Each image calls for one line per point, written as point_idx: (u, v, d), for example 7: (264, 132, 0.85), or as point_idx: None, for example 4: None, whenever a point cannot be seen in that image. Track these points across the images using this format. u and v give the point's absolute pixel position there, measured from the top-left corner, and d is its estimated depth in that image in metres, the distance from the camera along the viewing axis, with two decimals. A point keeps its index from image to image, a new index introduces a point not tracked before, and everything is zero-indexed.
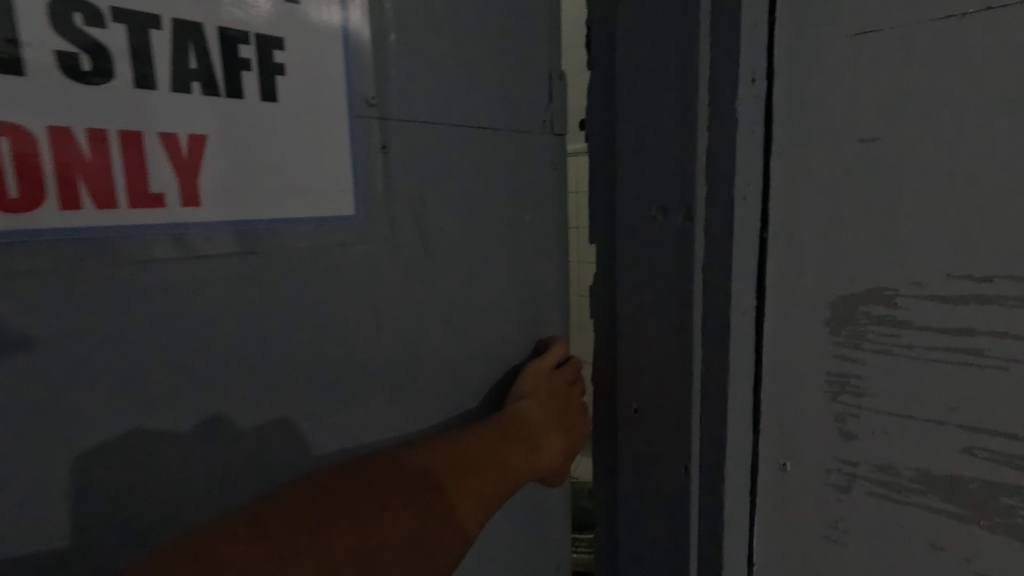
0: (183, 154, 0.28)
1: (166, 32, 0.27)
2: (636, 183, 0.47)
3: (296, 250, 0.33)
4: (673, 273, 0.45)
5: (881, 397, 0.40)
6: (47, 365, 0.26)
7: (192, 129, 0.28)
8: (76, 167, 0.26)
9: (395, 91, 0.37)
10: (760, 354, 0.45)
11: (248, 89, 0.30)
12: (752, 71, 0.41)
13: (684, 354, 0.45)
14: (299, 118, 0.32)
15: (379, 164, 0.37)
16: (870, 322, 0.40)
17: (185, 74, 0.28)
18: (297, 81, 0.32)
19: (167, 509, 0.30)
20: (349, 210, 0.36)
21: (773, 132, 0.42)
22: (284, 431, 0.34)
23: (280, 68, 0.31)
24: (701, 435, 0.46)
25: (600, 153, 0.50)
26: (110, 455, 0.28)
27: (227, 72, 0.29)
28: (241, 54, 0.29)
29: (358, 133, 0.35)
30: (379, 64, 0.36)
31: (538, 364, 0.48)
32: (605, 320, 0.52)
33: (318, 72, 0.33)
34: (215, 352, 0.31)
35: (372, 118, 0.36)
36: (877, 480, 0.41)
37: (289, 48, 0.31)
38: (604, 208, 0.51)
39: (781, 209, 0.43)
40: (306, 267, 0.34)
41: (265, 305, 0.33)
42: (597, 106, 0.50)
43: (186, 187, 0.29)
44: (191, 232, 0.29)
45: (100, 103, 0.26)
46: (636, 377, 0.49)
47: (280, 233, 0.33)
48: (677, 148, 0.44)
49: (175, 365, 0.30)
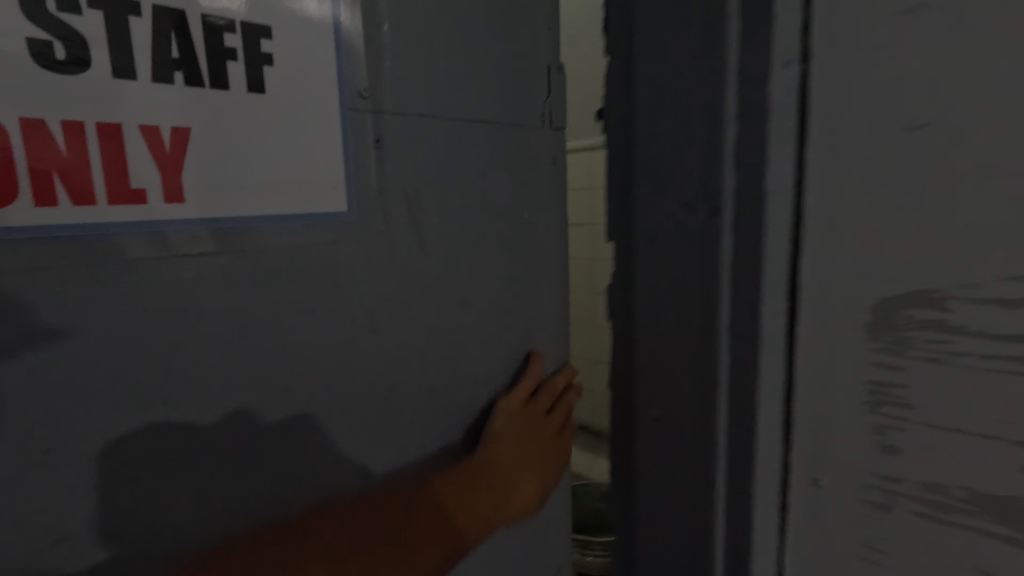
0: (163, 148, 0.34)
1: (145, 18, 0.33)
2: (659, 176, 0.45)
3: (278, 244, 0.40)
4: (697, 270, 0.43)
5: (927, 409, 0.36)
6: (74, 339, 0.33)
7: (172, 124, 0.35)
8: (55, 165, 0.31)
9: (387, 84, 0.46)
10: (791, 357, 0.42)
11: (230, 79, 0.37)
12: (783, 54, 0.38)
13: (709, 355, 0.43)
14: (281, 114, 0.39)
15: (371, 155, 0.45)
16: (914, 327, 0.36)
17: (167, 61, 0.34)
18: (282, 77, 0.39)
19: (169, 464, 0.37)
20: (339, 206, 0.43)
21: (809, 118, 0.39)
22: (298, 420, 0.44)
23: (265, 61, 0.38)
24: (727, 441, 0.44)
25: (620, 146, 0.49)
26: (137, 419, 0.36)
27: (212, 62, 0.36)
28: (227, 43, 0.36)
29: (354, 126, 0.44)
30: (371, 59, 0.45)
31: (512, 401, 0.58)
32: (625, 319, 0.51)
33: (300, 72, 0.40)
34: (212, 331, 0.38)
35: (365, 110, 0.45)
36: (921, 498, 0.38)
37: (275, 40, 0.38)
38: (624, 203, 0.49)
39: (816, 202, 0.39)
40: (295, 258, 0.42)
41: (253, 293, 0.40)
42: (618, 98, 0.48)
43: (165, 185, 0.35)
44: (167, 232, 0.35)
45: (86, 95, 0.32)
46: (658, 378, 0.48)
47: (259, 230, 0.39)
48: (704, 138, 0.41)
49: (177, 343, 0.37)
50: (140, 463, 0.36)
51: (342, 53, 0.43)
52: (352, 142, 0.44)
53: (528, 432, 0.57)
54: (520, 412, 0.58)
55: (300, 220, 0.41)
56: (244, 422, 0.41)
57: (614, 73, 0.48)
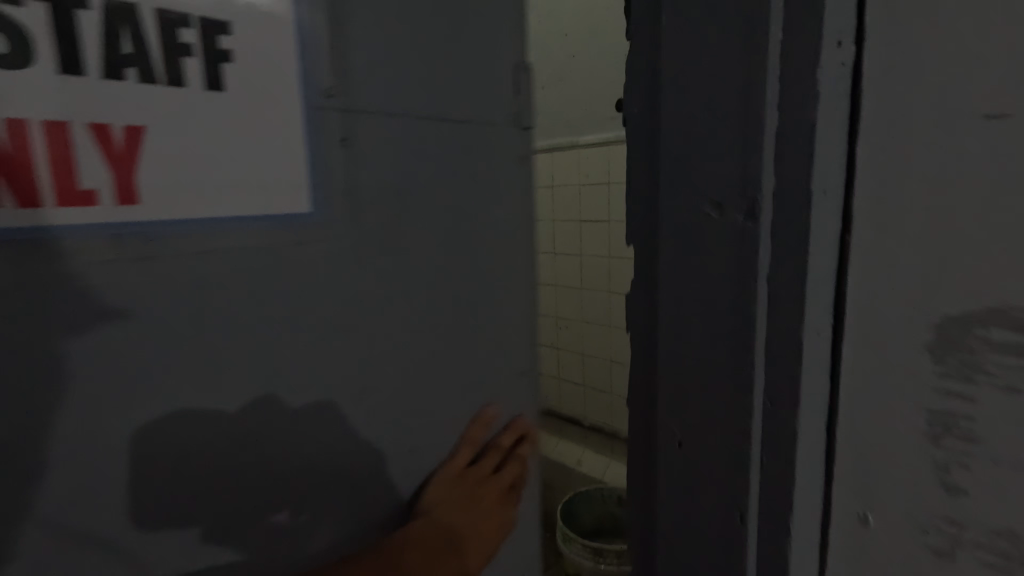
0: (117, 149, 0.40)
1: (95, 12, 0.38)
2: (685, 173, 0.40)
3: (251, 242, 0.47)
4: (729, 279, 0.39)
5: (1001, 445, 0.31)
6: (53, 326, 0.39)
7: (125, 124, 0.40)
8: (3, 168, 0.36)
9: (354, 88, 0.53)
10: (835, 380, 0.38)
11: (190, 76, 0.42)
12: (832, 34, 0.33)
13: (740, 375, 0.39)
14: (246, 115, 0.45)
15: (336, 153, 0.52)
16: (986, 349, 0.31)
17: (123, 61, 0.39)
18: (241, 74, 0.44)
19: (187, 422, 0.46)
20: (304, 205, 0.50)
21: (861, 110, 0.34)
22: (267, 402, 0.50)
23: (223, 57, 0.43)
24: (760, 472, 0.39)
25: (643, 142, 0.45)
26: (153, 385, 0.43)
27: (170, 61, 0.41)
28: (184, 39, 0.41)
29: (317, 121, 0.50)
30: (335, 63, 0.51)
31: (444, 473, 0.65)
32: (646, 329, 0.47)
33: (265, 72, 0.46)
34: (203, 315, 0.45)
35: (329, 108, 0.51)
36: (991, 547, 0.33)
37: (232, 39, 0.44)
38: (646, 204, 0.45)
39: (868, 206, 0.35)
40: (267, 255, 0.49)
41: (238, 288, 0.47)
42: (642, 89, 0.44)
43: (116, 189, 0.40)
44: (103, 236, 0.40)
45: (16, 93, 0.36)
46: (682, 396, 0.43)
47: (229, 228, 0.46)
48: (739, 130, 0.37)
49: (175, 319, 0.44)
50: (156, 422, 0.44)
51: (307, 51, 0.48)
52: (315, 137, 0.50)
53: (456, 500, 0.64)
54: (452, 482, 0.65)
55: (266, 220, 0.47)
56: (237, 414, 0.49)
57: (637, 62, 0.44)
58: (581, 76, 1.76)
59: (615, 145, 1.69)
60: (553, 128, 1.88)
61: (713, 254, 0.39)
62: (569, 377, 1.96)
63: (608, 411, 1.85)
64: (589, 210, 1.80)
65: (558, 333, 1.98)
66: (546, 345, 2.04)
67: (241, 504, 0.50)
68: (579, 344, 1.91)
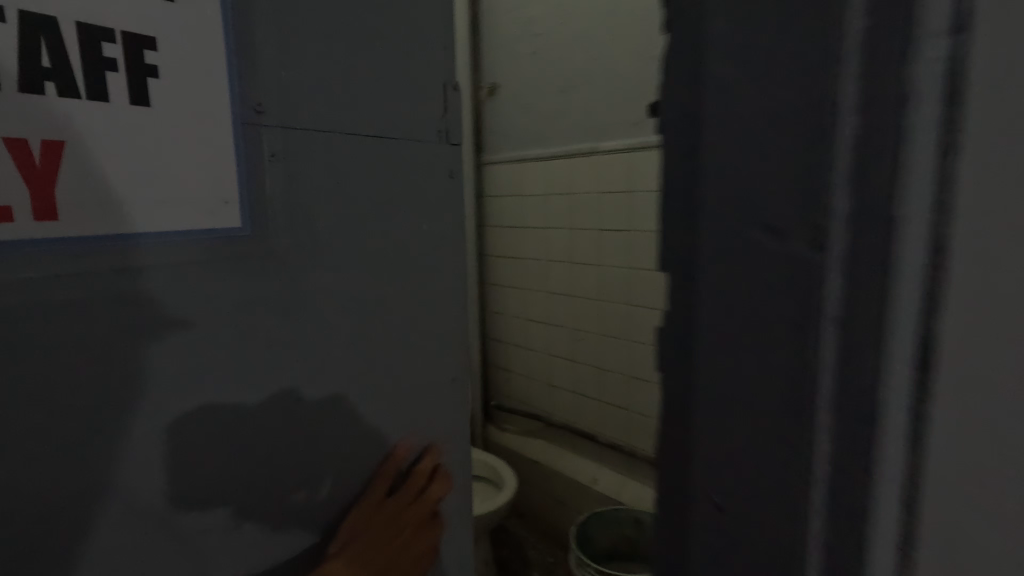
0: (35, 162, 0.51)
1: (12, 23, 0.48)
2: (729, 194, 0.34)
3: (197, 247, 0.62)
4: (786, 324, 0.32)
5: None
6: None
7: (41, 143, 0.51)
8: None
9: (274, 104, 0.69)
10: (914, 455, 0.30)
11: (112, 86, 0.55)
12: (929, 18, 0.26)
13: (800, 435, 0.32)
14: (174, 128, 0.59)
15: (264, 165, 0.68)
16: None
17: (38, 71, 0.50)
18: (163, 82, 0.58)
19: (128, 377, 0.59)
20: (236, 221, 0.65)
21: (961, 113, 0.26)
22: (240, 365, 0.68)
23: (150, 69, 0.57)
24: (823, 550, 0.33)
25: (679, 152, 0.38)
26: (142, 345, 0.59)
27: (95, 71, 0.54)
28: (107, 53, 0.54)
29: (245, 135, 0.66)
30: (262, 83, 0.67)
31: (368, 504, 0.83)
32: (677, 372, 0.40)
33: (184, 95, 0.60)
34: (213, 300, 0.65)
35: (256, 121, 0.67)
36: None
37: (158, 53, 0.57)
38: (681, 227, 0.38)
39: (966, 236, 0.27)
40: (198, 251, 0.62)
41: (232, 276, 0.66)
42: (679, 90, 0.38)
43: (37, 204, 0.51)
44: (79, 247, 0.54)
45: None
46: (722, 454, 0.37)
47: (180, 240, 0.61)
48: (804, 146, 0.30)
49: (174, 305, 0.61)
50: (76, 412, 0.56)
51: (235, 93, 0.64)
52: (244, 151, 0.66)
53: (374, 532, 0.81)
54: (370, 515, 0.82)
55: (199, 231, 0.62)
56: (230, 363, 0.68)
57: (675, 58, 0.38)
58: (604, 80, 1.70)
59: (639, 152, 1.63)
60: (572, 133, 1.81)
61: (764, 292, 0.33)
62: (585, 390, 1.89)
63: (625, 427, 1.78)
64: (608, 219, 1.74)
65: (575, 345, 1.91)
66: (521, 346, 2.12)
67: (178, 456, 0.64)
68: (595, 357, 1.84)
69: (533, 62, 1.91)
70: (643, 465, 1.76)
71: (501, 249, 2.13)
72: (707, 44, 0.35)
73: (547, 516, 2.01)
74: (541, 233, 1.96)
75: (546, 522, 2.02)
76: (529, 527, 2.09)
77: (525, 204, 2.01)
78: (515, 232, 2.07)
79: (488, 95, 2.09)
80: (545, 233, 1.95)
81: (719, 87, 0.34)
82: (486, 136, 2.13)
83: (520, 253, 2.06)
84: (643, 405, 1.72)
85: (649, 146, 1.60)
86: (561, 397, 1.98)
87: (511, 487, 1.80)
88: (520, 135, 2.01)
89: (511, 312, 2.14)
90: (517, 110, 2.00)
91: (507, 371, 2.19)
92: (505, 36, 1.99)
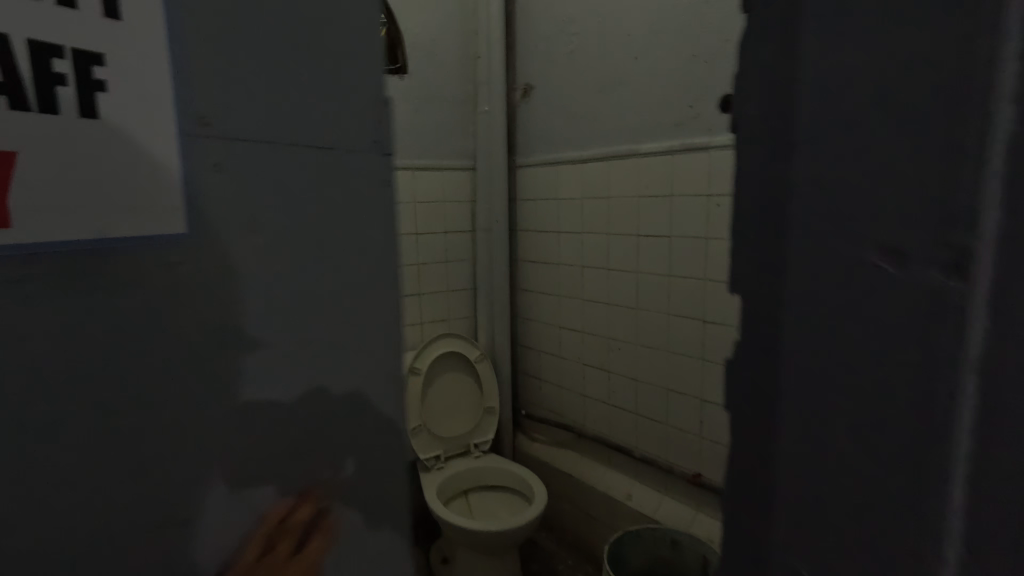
0: None
1: None
2: (833, 210, 0.28)
3: (148, 270, 0.48)
4: (912, 375, 0.26)
5: None
6: None
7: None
8: None
9: (228, 116, 0.52)
10: None
11: (61, 101, 0.41)
12: None
13: (927, 516, 0.26)
14: (145, 155, 0.46)
15: (208, 177, 0.51)
16: None
17: None
18: (116, 96, 0.44)
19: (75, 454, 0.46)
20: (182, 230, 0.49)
21: None
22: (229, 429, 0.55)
23: (100, 85, 0.43)
24: None
25: (759, 157, 0.32)
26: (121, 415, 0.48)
27: (39, 84, 0.40)
28: (55, 68, 0.41)
29: (190, 149, 0.49)
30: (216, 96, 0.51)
31: None
32: (756, 414, 0.34)
33: (147, 95, 0.46)
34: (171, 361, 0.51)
35: (204, 135, 0.50)
36: None
37: (107, 66, 0.43)
38: (766, 245, 0.32)
39: None
40: (156, 281, 0.49)
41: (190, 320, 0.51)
42: (757, 84, 0.32)
43: None
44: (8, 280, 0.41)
45: None
46: (813, 520, 0.31)
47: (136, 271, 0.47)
48: (942, 153, 0.24)
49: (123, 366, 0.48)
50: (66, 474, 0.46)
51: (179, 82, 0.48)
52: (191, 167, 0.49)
53: None
54: None
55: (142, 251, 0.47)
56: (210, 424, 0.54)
57: (752, 46, 0.32)
58: (644, 79, 1.63)
59: (680, 155, 1.55)
60: (610, 134, 1.75)
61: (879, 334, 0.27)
62: (620, 402, 1.82)
63: (662, 442, 1.70)
64: (647, 224, 1.67)
65: (610, 355, 1.84)
66: (549, 352, 2.08)
67: None
68: (631, 368, 1.77)
69: (570, 61, 1.86)
70: (680, 482, 1.67)
71: (536, 254, 2.08)
72: (798, 29, 0.29)
73: (579, 530, 1.95)
74: (577, 238, 1.91)
75: (578, 536, 1.96)
76: (559, 540, 2.03)
77: (560, 208, 1.95)
78: (549, 236, 2.02)
79: (523, 95, 2.05)
80: (581, 238, 1.89)
81: (810, 77, 0.28)
82: (520, 138, 2.09)
83: (555, 258, 2.01)
84: (682, 420, 1.64)
85: (691, 148, 1.53)
86: (594, 408, 1.92)
87: (541, 500, 1.74)
88: (543, 134, 2.00)
89: (544, 319, 2.09)
90: (539, 112, 2.00)
91: (539, 379, 2.14)
92: (540, 35, 1.95)
